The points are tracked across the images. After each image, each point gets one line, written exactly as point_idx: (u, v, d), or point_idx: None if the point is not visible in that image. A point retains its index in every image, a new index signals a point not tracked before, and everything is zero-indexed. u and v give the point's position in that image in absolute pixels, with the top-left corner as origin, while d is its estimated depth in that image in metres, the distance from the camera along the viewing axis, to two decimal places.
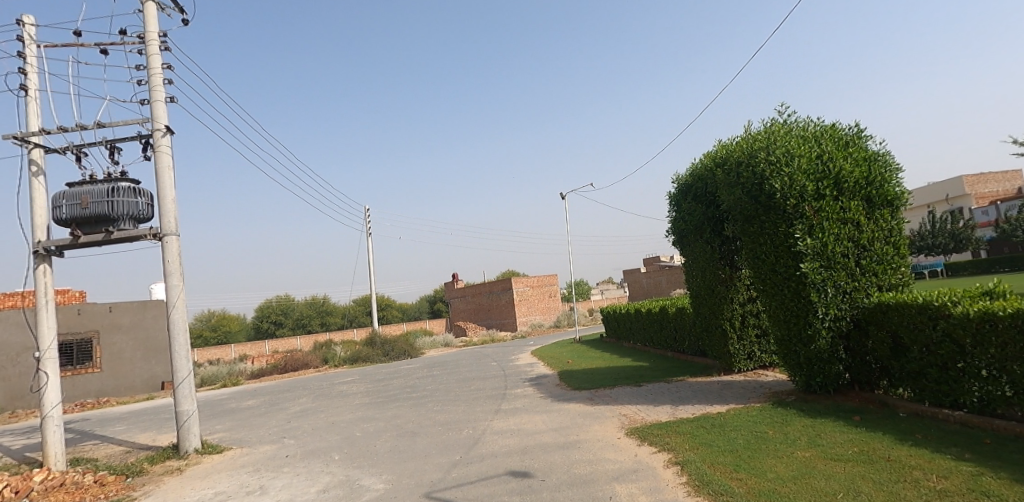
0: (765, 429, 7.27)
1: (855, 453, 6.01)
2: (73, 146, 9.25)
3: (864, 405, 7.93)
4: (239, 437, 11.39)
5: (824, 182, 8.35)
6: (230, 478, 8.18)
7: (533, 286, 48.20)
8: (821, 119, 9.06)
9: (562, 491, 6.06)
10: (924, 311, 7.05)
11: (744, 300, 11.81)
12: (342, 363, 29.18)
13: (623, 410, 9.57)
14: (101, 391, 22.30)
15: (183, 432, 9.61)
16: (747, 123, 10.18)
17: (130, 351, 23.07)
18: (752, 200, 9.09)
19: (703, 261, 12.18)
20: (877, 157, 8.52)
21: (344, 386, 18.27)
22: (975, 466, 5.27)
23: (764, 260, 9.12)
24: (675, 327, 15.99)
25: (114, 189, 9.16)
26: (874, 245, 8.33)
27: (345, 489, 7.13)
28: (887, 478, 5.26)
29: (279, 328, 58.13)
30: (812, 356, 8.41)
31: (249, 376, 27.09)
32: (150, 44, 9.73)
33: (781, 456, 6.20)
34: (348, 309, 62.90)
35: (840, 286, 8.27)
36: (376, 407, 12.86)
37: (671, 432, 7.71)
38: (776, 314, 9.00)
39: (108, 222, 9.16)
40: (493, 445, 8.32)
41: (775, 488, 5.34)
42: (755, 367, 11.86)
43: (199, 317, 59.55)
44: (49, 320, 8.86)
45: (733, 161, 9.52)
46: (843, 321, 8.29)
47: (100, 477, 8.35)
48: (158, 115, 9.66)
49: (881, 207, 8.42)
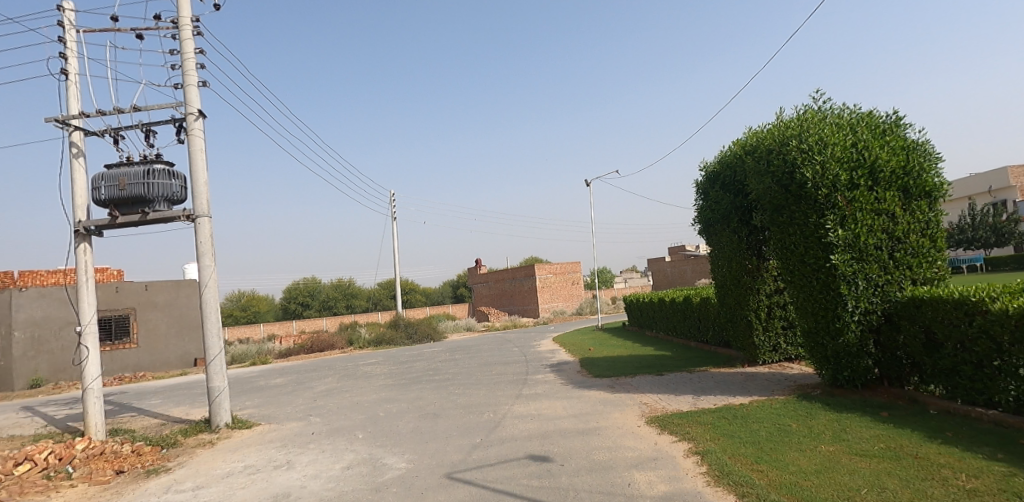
0: (789, 422, 7.16)
1: (881, 449, 5.90)
2: (111, 129, 9.51)
3: (893, 400, 7.75)
4: (268, 414, 11.69)
5: (858, 171, 8.12)
6: (258, 453, 8.39)
7: (556, 273, 48.08)
8: (857, 105, 8.77)
9: (580, 476, 6.07)
10: (959, 307, 6.85)
11: (771, 291, 11.60)
12: (367, 345, 29.70)
13: (644, 398, 9.54)
14: (138, 365, 23.05)
15: (215, 407, 9.90)
16: (779, 110, 9.87)
17: (165, 327, 23.81)
18: (782, 189, 8.91)
19: (729, 251, 12.00)
20: (915, 146, 8.24)
21: (369, 367, 18.56)
22: (1007, 466, 5.12)
23: (793, 251, 8.94)
24: (699, 318, 15.79)
25: (149, 171, 9.39)
26: (909, 238, 8.09)
27: (368, 467, 7.27)
28: (914, 475, 5.14)
29: (306, 309, 59.30)
30: (839, 350, 8.23)
31: (277, 355, 27.71)
32: (183, 29, 9.92)
33: (803, 450, 6.10)
34: (373, 292, 63.73)
35: (871, 279, 8.06)
36: (399, 389, 13.06)
37: (692, 422, 7.65)
38: (804, 307, 8.83)
39: (144, 203, 9.41)
40: (513, 430, 8.37)
41: (797, 481, 5.26)
42: (780, 359, 11.68)
43: (230, 297, 61.12)
44: (90, 297, 9.16)
45: (763, 148, 9.30)
46: (874, 315, 8.09)
47: (137, 448, 8.67)
48: (191, 99, 9.84)
49: (918, 198, 8.16)
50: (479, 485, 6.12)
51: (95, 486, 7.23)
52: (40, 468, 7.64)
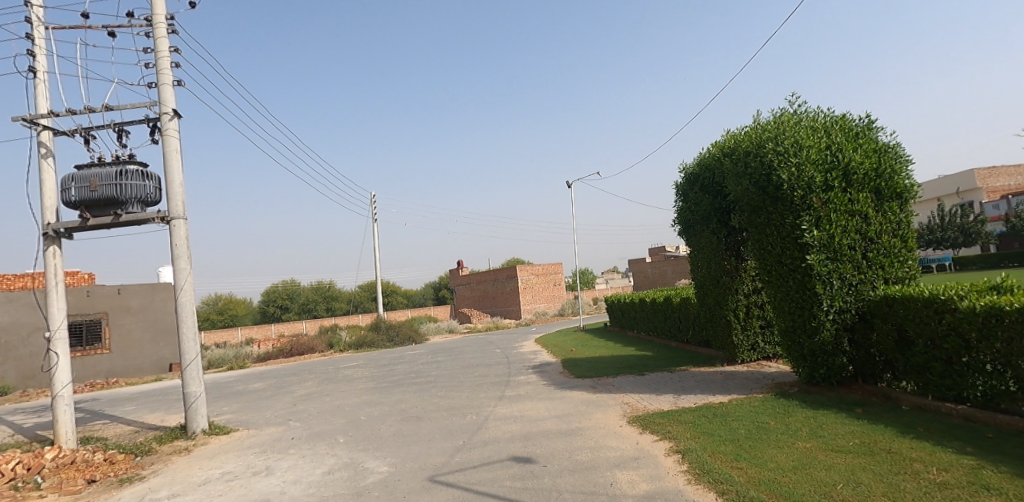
0: (767, 420, 7.30)
1: (856, 444, 6.04)
2: (81, 129, 9.31)
3: (867, 397, 7.94)
4: (246, 419, 11.54)
5: (833, 173, 8.30)
6: (236, 459, 8.29)
7: (538, 275, 48.23)
8: (831, 109, 8.98)
9: (563, 477, 6.11)
10: (930, 305, 7.04)
11: (749, 291, 11.80)
12: (348, 348, 29.48)
13: (625, 398, 9.63)
14: (111, 371, 22.59)
15: (191, 413, 9.74)
16: (756, 113, 10.05)
17: (139, 332, 23.34)
18: (760, 190, 9.07)
19: (708, 251, 12.17)
20: (887, 149, 8.46)
21: (349, 371, 18.39)
22: (976, 460, 5.29)
23: (770, 251, 9.10)
24: (679, 317, 15.98)
25: (122, 172, 9.22)
26: (882, 238, 8.30)
27: (349, 471, 7.22)
28: (888, 470, 5.28)
29: (285, 312, 58.60)
30: (816, 349, 8.39)
31: (255, 359, 27.33)
32: (157, 28, 9.76)
33: (781, 447, 6.22)
34: (354, 295, 63.22)
35: (845, 278, 8.24)
36: (380, 392, 12.98)
37: (673, 421, 7.74)
38: (781, 306, 9.00)
39: (116, 205, 9.23)
40: (496, 431, 8.39)
41: (775, 477, 5.37)
42: (758, 358, 11.87)
43: (206, 301, 60.10)
44: (59, 301, 8.94)
45: (741, 151, 9.46)
46: (848, 313, 8.28)
47: (109, 456, 8.49)
48: (166, 98, 9.69)
49: (890, 199, 8.38)
50: (462, 487, 6.13)
51: (66, 496, 7.08)
52: (8, 478, 7.43)
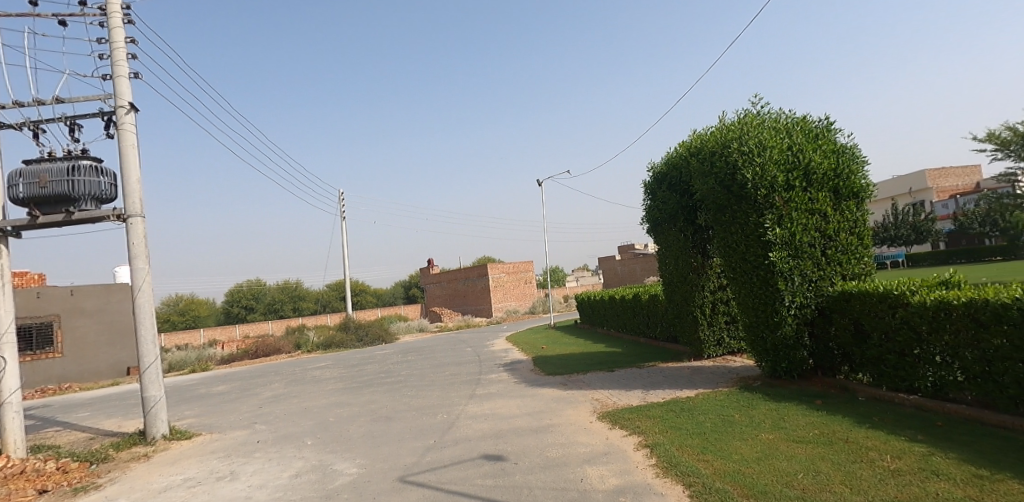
0: (732, 413, 7.51)
1: (816, 435, 6.27)
2: (30, 122, 8.95)
3: (826, 389, 8.23)
4: (209, 423, 11.28)
5: (794, 173, 8.58)
6: (199, 464, 8.11)
7: (509, 273, 48.29)
8: (792, 111, 9.28)
9: (534, 474, 6.18)
10: (884, 299, 7.36)
11: (715, 287, 12.09)
12: (316, 349, 29.01)
13: (595, 394, 9.77)
14: (63, 376, 21.76)
15: (150, 418, 9.47)
16: (721, 114, 10.31)
17: (94, 335, 22.52)
18: (725, 189, 9.31)
19: (676, 249, 12.42)
20: (844, 150, 8.78)
21: (318, 372, 18.12)
22: (926, 447, 5.56)
23: (735, 249, 9.35)
24: (648, 314, 16.23)
25: (74, 168, 8.91)
26: (839, 236, 8.61)
27: (317, 474, 7.15)
28: (845, 458, 5.51)
29: (250, 313, 57.29)
30: (778, 343, 8.66)
31: (219, 362, 26.67)
32: (111, 18, 9.44)
33: (745, 439, 6.42)
34: (322, 294, 62.23)
35: (806, 275, 8.52)
36: (350, 393, 12.84)
37: (642, 416, 7.89)
38: (745, 302, 9.25)
39: (68, 202, 8.92)
40: (467, 430, 8.41)
41: (740, 469, 5.54)
42: (723, 353, 12.17)
43: (166, 302, 58.32)
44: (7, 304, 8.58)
45: (707, 150, 9.69)
46: (808, 309, 8.57)
47: (63, 464, 8.20)
48: (121, 91, 9.39)
49: (847, 199, 8.70)
50: (432, 487, 6.14)
51: None
52: None
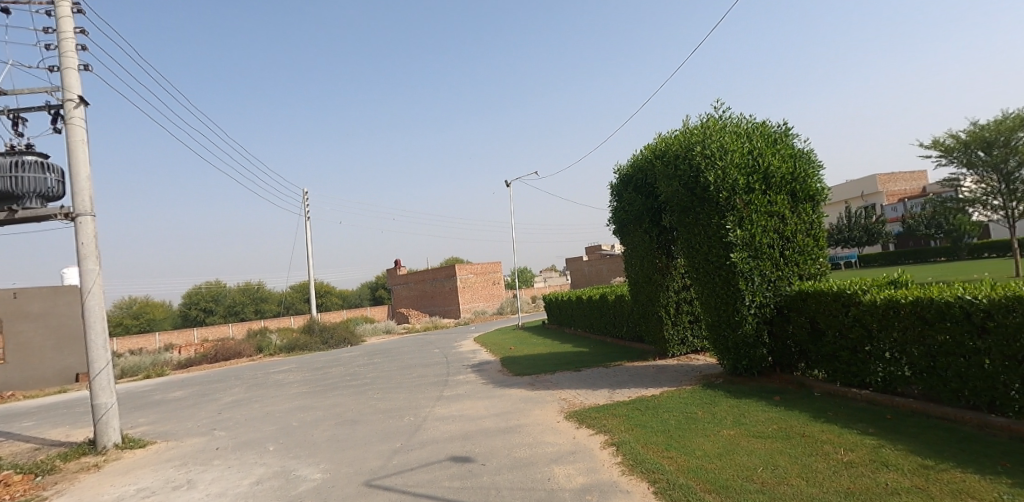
0: (695, 410, 7.69)
1: (774, 430, 6.48)
2: None
3: (784, 385, 8.51)
4: (165, 430, 10.93)
5: (754, 176, 8.85)
6: (154, 473, 7.86)
7: (477, 273, 48.21)
8: (753, 116, 9.57)
9: (501, 474, 6.21)
10: (838, 298, 7.66)
11: (679, 288, 12.35)
12: (279, 352, 28.38)
13: (562, 394, 9.86)
14: (6, 384, 20.80)
15: (101, 426, 9.12)
16: (685, 119, 10.56)
17: (40, 340, 21.55)
18: (688, 192, 9.53)
19: (641, 250, 12.64)
20: (801, 155, 9.11)
21: (281, 375, 17.75)
22: (876, 439, 5.81)
23: (698, 249, 9.58)
24: (615, 314, 16.46)
25: (17, 164, 8.52)
26: (797, 237, 8.92)
27: (280, 480, 7.02)
28: (801, 452, 5.71)
29: (210, 315, 55.67)
30: (739, 341, 8.90)
31: (176, 366, 25.83)
32: (59, 7, 9.07)
33: (708, 435, 6.59)
34: (285, 296, 60.91)
35: (765, 275, 8.79)
36: (314, 396, 12.63)
37: (608, 415, 8.01)
38: (708, 302, 9.48)
39: (12, 199, 8.53)
40: (434, 432, 8.38)
41: (703, 464, 5.69)
42: (687, 352, 12.42)
43: (120, 304, 56.18)
44: None
45: (671, 154, 9.91)
46: (767, 308, 8.84)
47: (5, 477, 7.82)
48: (70, 84, 9.03)
49: (804, 201, 9.02)
50: (399, 490, 6.11)
51: None
52: None
